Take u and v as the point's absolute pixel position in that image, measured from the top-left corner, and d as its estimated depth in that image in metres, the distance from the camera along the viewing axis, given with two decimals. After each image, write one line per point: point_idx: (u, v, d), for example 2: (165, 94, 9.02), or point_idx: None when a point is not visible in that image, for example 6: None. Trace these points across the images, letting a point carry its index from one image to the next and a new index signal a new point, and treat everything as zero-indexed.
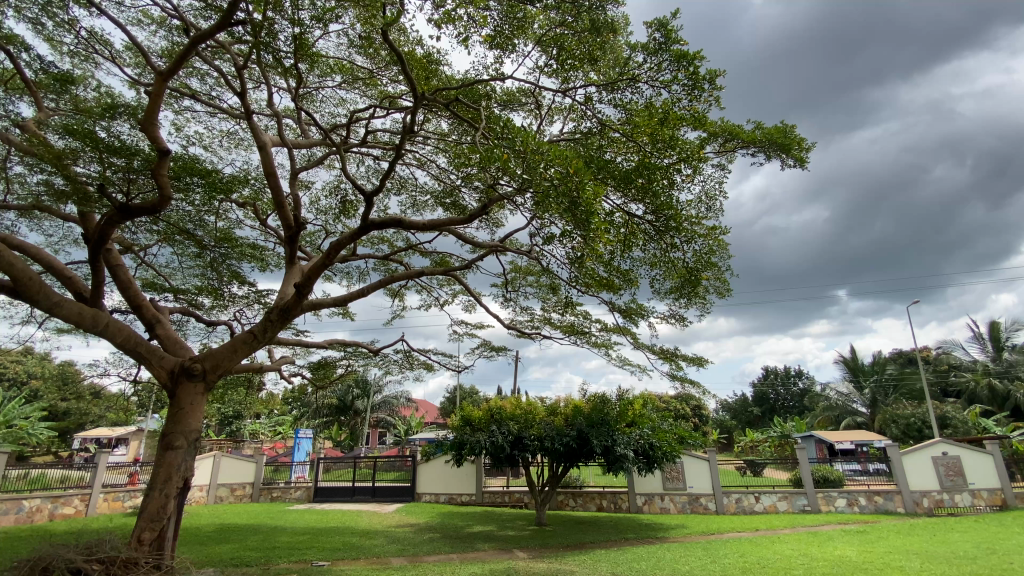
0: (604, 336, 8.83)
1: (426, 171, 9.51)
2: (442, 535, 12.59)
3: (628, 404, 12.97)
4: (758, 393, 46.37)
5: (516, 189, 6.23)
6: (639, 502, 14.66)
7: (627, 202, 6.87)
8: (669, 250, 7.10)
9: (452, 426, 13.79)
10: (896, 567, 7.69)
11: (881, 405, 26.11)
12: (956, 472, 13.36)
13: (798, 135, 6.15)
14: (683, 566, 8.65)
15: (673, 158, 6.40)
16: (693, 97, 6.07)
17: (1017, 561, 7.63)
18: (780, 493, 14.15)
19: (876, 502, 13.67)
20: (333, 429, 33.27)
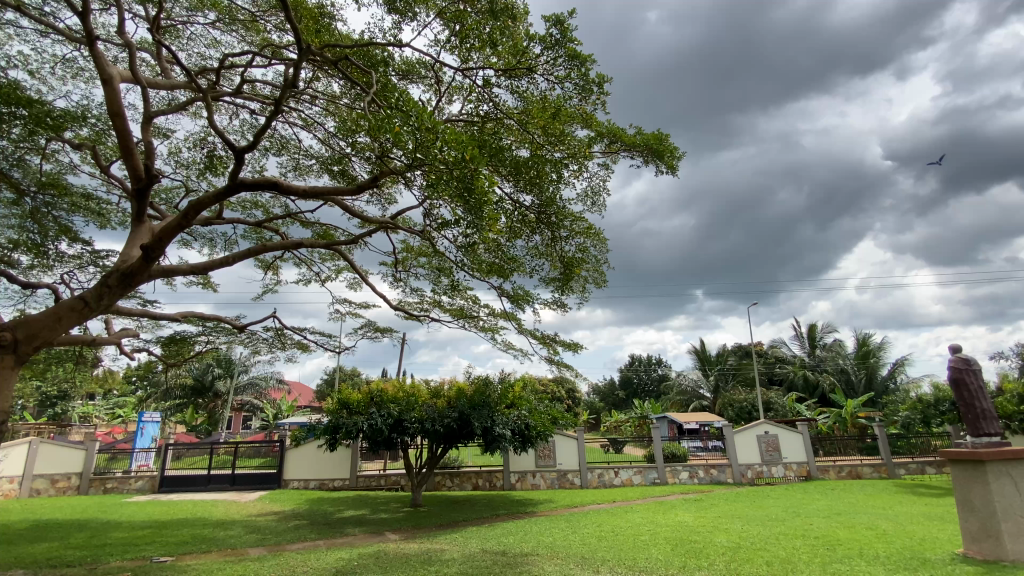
0: (491, 321, 8.91)
1: (312, 134, 8.78)
2: (309, 522, 11.97)
3: (509, 386, 13.36)
4: (625, 379, 50.77)
5: (407, 165, 5.97)
6: (512, 480, 15.26)
7: (517, 191, 6.97)
8: (555, 242, 7.36)
9: (327, 408, 13.06)
10: (723, 530, 8.90)
11: (722, 391, 30.09)
12: (774, 447, 15.85)
13: (671, 144, 6.71)
14: (548, 537, 9.16)
15: (562, 154, 6.60)
16: (583, 97, 6.31)
17: (814, 522, 9.23)
18: (636, 467, 15.68)
19: (712, 474, 15.74)
20: (188, 412, 29.96)
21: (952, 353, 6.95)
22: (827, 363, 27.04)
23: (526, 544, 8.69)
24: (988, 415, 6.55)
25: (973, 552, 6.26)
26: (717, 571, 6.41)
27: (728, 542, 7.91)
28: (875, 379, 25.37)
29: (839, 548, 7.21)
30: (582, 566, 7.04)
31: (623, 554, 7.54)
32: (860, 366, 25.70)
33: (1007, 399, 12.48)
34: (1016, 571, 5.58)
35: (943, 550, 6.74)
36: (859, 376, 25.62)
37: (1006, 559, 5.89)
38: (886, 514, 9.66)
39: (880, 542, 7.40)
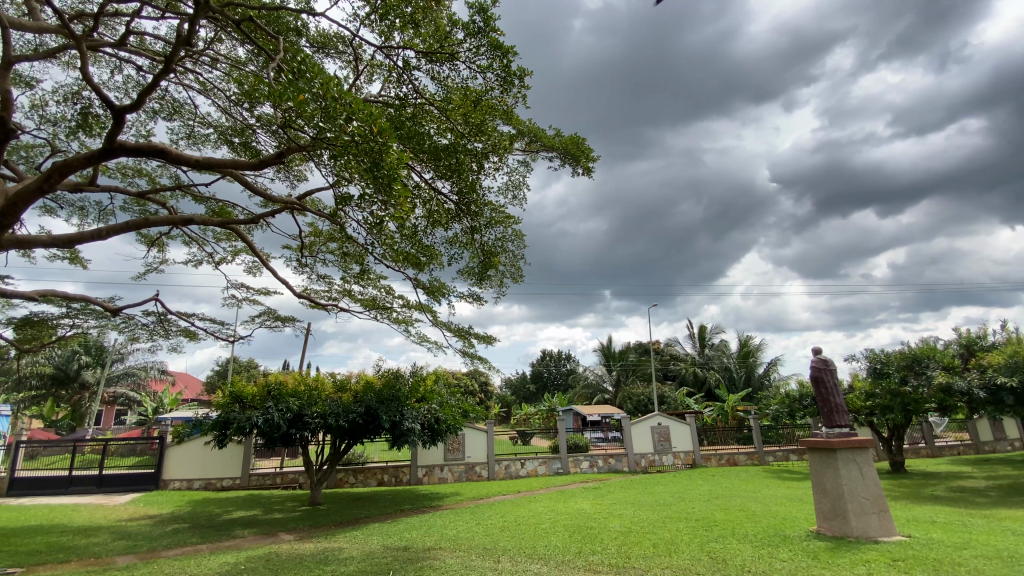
0: (405, 313, 8.71)
1: (210, 99, 7.99)
2: (192, 525, 10.96)
3: (420, 380, 13.13)
4: (535, 373, 52.20)
5: (313, 139, 5.64)
6: (419, 474, 15.02)
7: (435, 178, 6.86)
8: (473, 235, 7.35)
9: (215, 403, 12.02)
10: (617, 516, 9.45)
11: (624, 385, 31.96)
12: (665, 438, 17.11)
13: (587, 146, 6.95)
14: (452, 530, 9.16)
15: (483, 146, 6.58)
16: (504, 89, 6.34)
17: (696, 505, 10.11)
18: (540, 458, 16.17)
19: (610, 463, 16.65)
20: (45, 405, 26.17)
21: (814, 354, 7.90)
22: (714, 361, 29.69)
23: (429, 538, 8.61)
24: (840, 409, 7.54)
25: (825, 529, 7.17)
26: (609, 554, 6.78)
27: (621, 527, 8.41)
28: (752, 375, 28.37)
29: (715, 529, 7.95)
30: (483, 556, 7.11)
31: (524, 543, 7.74)
32: (741, 364, 28.73)
33: (855, 396, 14.45)
34: (856, 545, 6.47)
35: (800, 527, 7.67)
36: (740, 373, 28.47)
37: (850, 534, 6.81)
38: (756, 497, 10.82)
39: (750, 522, 8.26)
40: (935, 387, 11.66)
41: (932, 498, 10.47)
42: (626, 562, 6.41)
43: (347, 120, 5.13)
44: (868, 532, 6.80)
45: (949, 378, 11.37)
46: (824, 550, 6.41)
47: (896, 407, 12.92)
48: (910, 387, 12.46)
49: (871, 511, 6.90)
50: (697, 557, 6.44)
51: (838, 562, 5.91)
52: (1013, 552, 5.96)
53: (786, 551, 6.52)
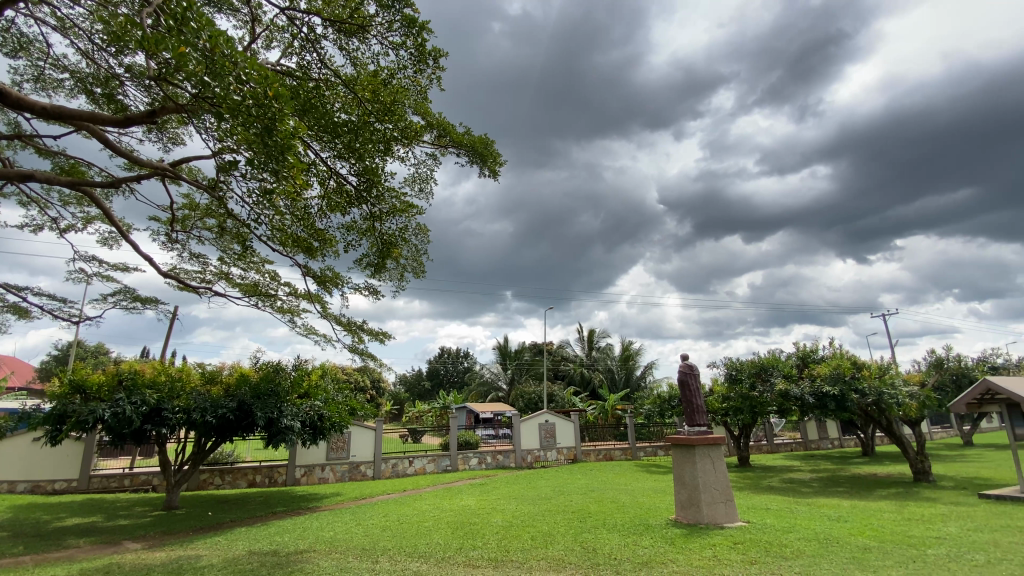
0: (291, 302, 8.15)
1: (68, 38, 6.84)
2: (9, 535, 9.24)
3: (304, 374, 12.36)
4: (431, 370, 51.68)
5: (195, 97, 5.07)
6: (297, 475, 14.10)
7: (334, 158, 6.53)
8: (373, 224, 7.12)
9: (48, 393, 10.27)
10: (500, 511, 9.68)
11: (517, 383, 32.87)
12: (550, 435, 17.87)
13: (495, 149, 7.07)
14: (328, 532, 8.74)
15: (389, 130, 6.39)
16: (417, 69, 6.23)
17: (574, 498, 10.71)
18: (429, 456, 16.05)
19: (498, 460, 17.00)
20: None
21: (682, 360, 8.78)
22: (599, 363, 31.62)
23: (302, 541, 8.14)
24: (700, 409, 8.47)
25: (681, 517, 8.00)
26: (488, 549, 6.92)
27: (503, 521, 8.63)
28: (631, 377, 30.70)
29: (589, 520, 8.48)
30: (360, 557, 6.89)
31: (404, 542, 7.63)
32: (622, 366, 30.95)
33: (714, 398, 16.27)
34: (706, 531, 7.30)
35: (661, 516, 8.48)
36: (621, 374, 30.66)
37: (701, 521, 7.67)
38: (627, 489, 11.74)
39: (620, 513, 8.95)
40: (777, 392, 13.54)
41: (768, 488, 12.14)
42: (504, 555, 6.60)
43: (235, 78, 4.67)
44: (717, 519, 7.69)
45: (787, 385, 13.26)
46: (679, 536, 7.15)
47: (745, 409, 14.80)
48: (757, 391, 14.34)
49: (720, 500, 7.82)
50: (570, 548, 6.83)
51: (690, 547, 6.63)
52: (825, 534, 7.13)
53: (648, 538, 7.17)
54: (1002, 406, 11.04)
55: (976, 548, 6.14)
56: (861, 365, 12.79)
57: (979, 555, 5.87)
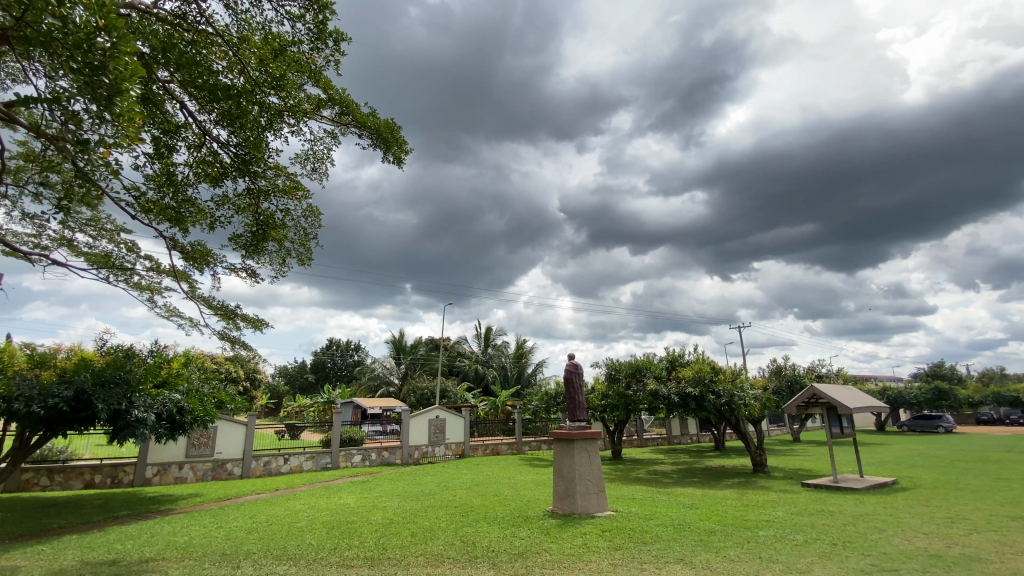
0: (150, 279, 7.20)
1: None
2: None
3: (162, 361, 11.05)
4: (317, 362, 48.68)
5: (28, 26, 4.28)
6: (148, 474, 12.47)
7: (214, 124, 5.92)
8: (253, 200, 6.58)
9: None
10: (380, 508, 9.40)
11: (409, 378, 32.23)
12: (440, 430, 17.77)
13: (400, 136, 6.90)
14: (180, 537, 7.84)
15: (279, 104, 5.93)
16: (315, 46, 5.86)
17: (457, 493, 10.78)
18: (307, 453, 15.12)
19: (383, 456, 16.53)
20: None
21: (568, 358, 9.25)
22: (493, 360, 32.12)
23: (149, 547, 7.22)
24: (581, 406, 9.00)
25: (558, 508, 8.42)
26: (365, 548, 6.72)
27: (382, 519, 8.41)
28: (523, 374, 31.60)
29: (470, 514, 8.59)
30: (219, 563, 6.31)
31: (271, 544, 7.11)
32: (515, 363, 31.73)
33: (595, 396, 17.34)
34: (578, 520, 7.77)
35: (539, 508, 8.87)
36: (513, 371, 31.44)
37: (575, 511, 8.16)
38: (510, 483, 12.10)
39: (501, 506, 9.19)
40: (648, 391, 14.85)
41: (636, 480, 13.25)
42: (382, 553, 6.45)
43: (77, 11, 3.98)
44: (589, 508, 8.22)
45: (658, 385, 14.57)
46: (555, 526, 7.55)
47: (621, 406, 16.02)
48: (631, 390, 15.59)
49: (593, 491, 8.37)
50: (450, 542, 6.85)
51: (563, 536, 7.02)
52: (680, 520, 7.98)
53: (525, 530, 7.45)
54: (822, 408, 13.16)
55: (796, 530, 7.28)
56: (719, 369, 14.48)
57: (798, 535, 6.98)
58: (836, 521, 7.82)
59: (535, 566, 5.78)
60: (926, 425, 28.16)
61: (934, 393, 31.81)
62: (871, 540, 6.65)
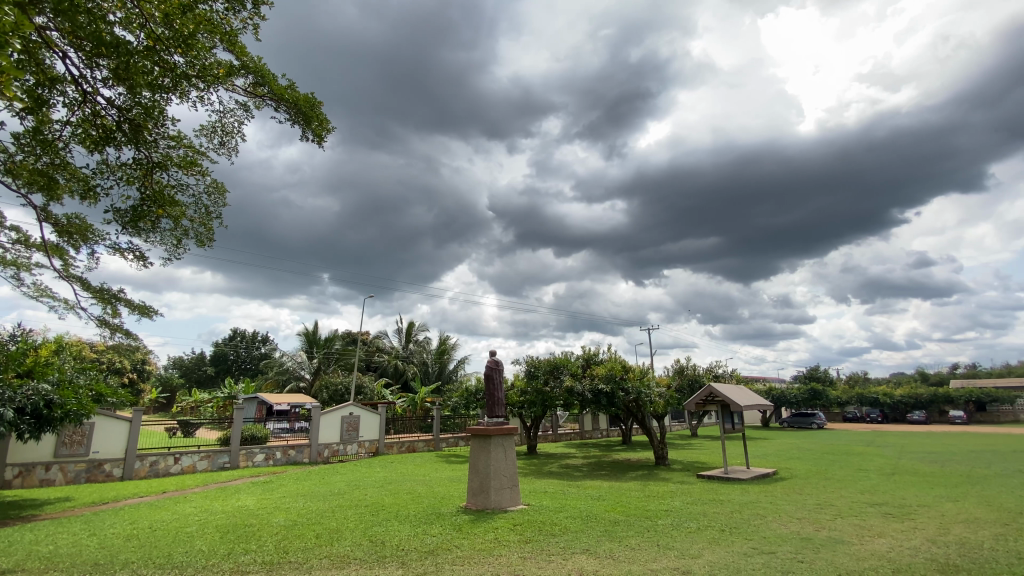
0: (15, 253, 6.29)
1: None
2: None
3: (30, 349, 9.79)
4: (217, 354, 44.92)
5: None
6: (4, 477, 10.84)
7: (103, 81, 5.27)
8: (144, 171, 5.95)
9: None
10: (283, 510, 8.89)
11: (322, 373, 30.73)
12: (353, 427, 17.12)
13: (321, 112, 6.56)
14: (42, 547, 6.89)
15: (185, 67, 5.40)
16: (229, 7, 5.39)
17: (368, 492, 10.46)
18: (202, 452, 13.91)
19: (289, 455, 15.60)
20: None
21: (490, 355, 9.31)
22: (414, 356, 31.50)
23: (1, 559, 6.27)
24: (500, 402, 9.10)
25: (471, 504, 8.45)
26: (263, 552, 6.31)
27: (284, 521, 7.96)
28: (444, 370, 31.30)
29: (381, 513, 8.37)
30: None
31: (153, 552, 6.45)
32: (435, 360, 31.33)
33: (514, 392, 17.60)
34: (491, 515, 7.86)
35: (452, 504, 8.85)
36: (434, 367, 31.05)
37: (489, 506, 8.23)
38: (423, 480, 11.95)
39: (413, 504, 9.04)
40: (564, 388, 15.34)
41: (549, 474, 13.64)
42: (282, 557, 6.10)
43: None
44: (502, 503, 8.33)
45: (573, 382, 15.15)
46: (467, 522, 7.57)
47: (538, 402, 16.36)
48: (549, 387, 16.01)
49: (506, 486, 8.50)
50: (358, 543, 6.64)
51: (475, 531, 7.07)
52: (588, 512, 8.33)
53: (437, 527, 7.41)
54: (717, 406, 14.36)
55: (690, 518, 7.89)
56: (629, 368, 15.31)
57: (692, 523, 7.57)
58: (725, 509, 8.58)
59: (446, 563, 5.75)
60: (803, 422, 31.67)
61: (811, 393, 35.88)
62: (753, 526, 7.37)
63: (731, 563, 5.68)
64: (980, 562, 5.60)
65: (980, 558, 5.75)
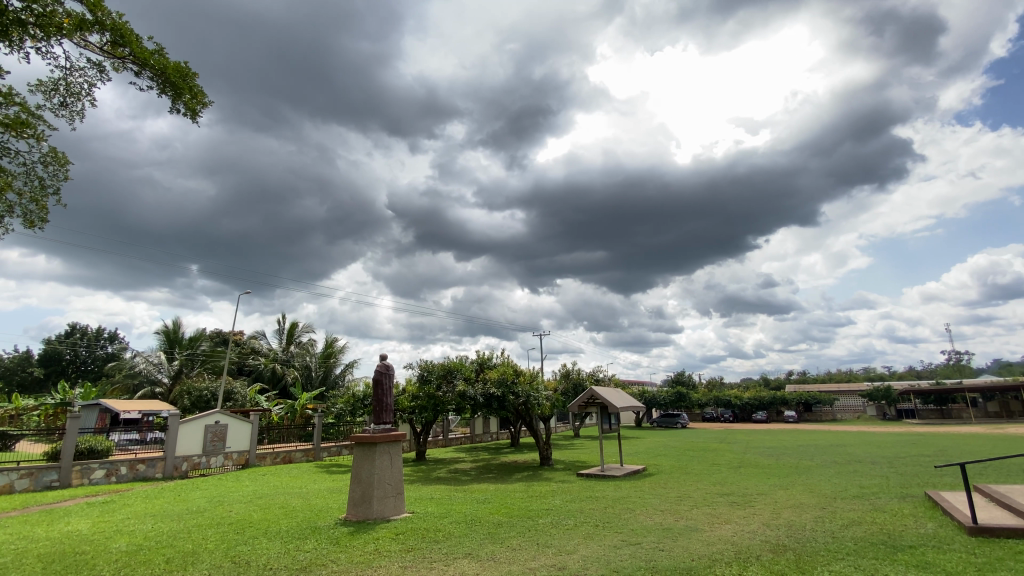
0: None
1: None
2: None
3: None
4: (48, 353, 37.97)
5: None
6: None
7: None
8: None
9: None
10: (127, 533, 7.74)
11: (184, 377, 27.38)
12: (219, 438, 15.45)
13: (193, 83, 5.97)
14: None
15: (20, 12, 4.60)
16: None
17: (233, 508, 9.51)
18: (23, 470, 11.71)
19: (137, 470, 13.66)
20: None
21: (380, 359, 9.01)
22: (296, 359, 29.38)
23: None
24: (387, 408, 8.84)
25: (351, 516, 8.08)
26: None
27: (127, 546, 6.93)
28: (329, 375, 29.56)
29: (247, 531, 7.65)
30: None
31: None
32: (320, 364, 29.44)
33: (404, 397, 17.20)
34: (372, 526, 7.57)
35: (330, 517, 8.37)
36: (318, 372, 29.19)
37: (370, 516, 7.94)
38: (298, 493, 11.16)
39: (286, 518, 8.41)
40: (456, 392, 15.28)
41: (436, 479, 13.50)
42: None
43: None
44: (385, 512, 8.09)
45: (466, 386, 15.09)
46: (345, 534, 7.23)
47: (429, 407, 16.12)
48: (440, 392, 15.83)
49: (391, 495, 8.25)
50: (217, 565, 6.04)
51: (353, 544, 6.75)
52: (472, 515, 8.39)
53: (312, 542, 6.97)
54: (597, 408, 15.33)
55: (568, 515, 8.32)
56: (519, 372, 15.78)
57: (571, 520, 8.00)
58: (600, 505, 9.17)
59: None
60: (670, 422, 35.00)
61: (677, 395, 39.82)
62: (624, 519, 7.97)
63: (602, 557, 6.09)
64: (801, 541, 6.62)
65: (802, 537, 6.80)
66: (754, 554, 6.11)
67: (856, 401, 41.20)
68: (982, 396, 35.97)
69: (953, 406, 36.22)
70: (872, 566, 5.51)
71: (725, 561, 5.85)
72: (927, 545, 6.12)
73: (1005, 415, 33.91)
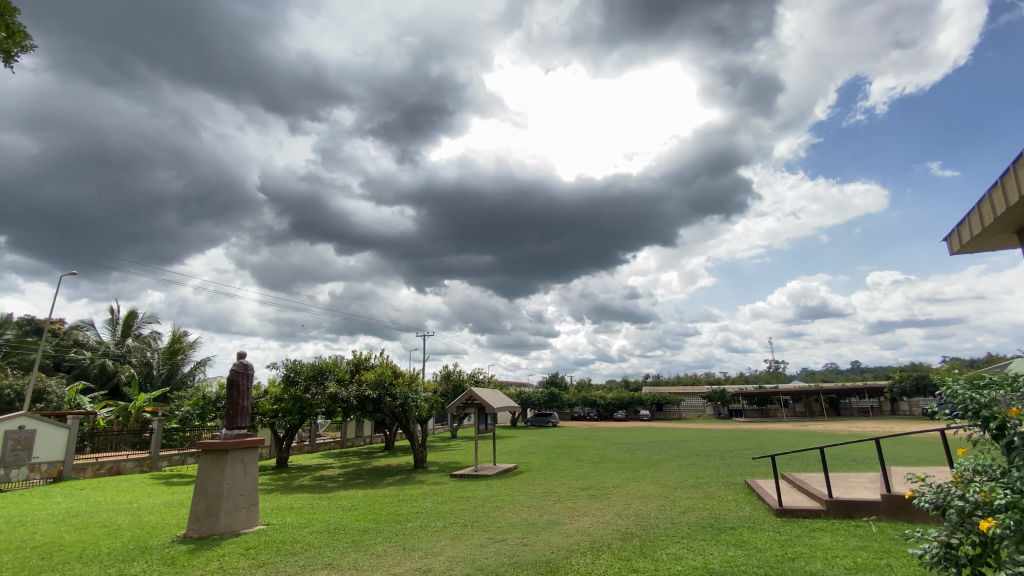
0: None
1: None
2: None
3: None
4: None
5: None
6: None
7: None
8: None
9: None
10: None
11: None
12: (23, 447, 12.82)
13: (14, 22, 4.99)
14: None
15: None
16: None
17: (36, 529, 7.95)
18: None
19: None
20: None
21: (237, 357, 8.20)
22: (133, 355, 25.45)
23: None
24: (243, 411, 8.06)
25: (192, 532, 7.23)
26: None
27: None
28: (175, 374, 26.01)
29: (55, 555, 6.45)
30: None
31: None
32: (164, 361, 25.78)
33: (267, 399, 15.81)
34: (217, 542, 6.85)
35: (165, 535, 7.40)
36: (160, 371, 25.56)
37: (215, 531, 7.16)
38: (127, 508, 9.67)
39: (108, 539, 7.24)
40: (326, 395, 14.42)
41: (297, 488, 12.59)
42: None
43: None
44: (233, 526, 7.35)
45: (338, 388, 14.32)
46: (183, 553, 6.43)
47: (294, 410, 15.01)
48: (309, 394, 14.81)
49: (242, 506, 7.54)
50: None
51: (193, 563, 6.03)
52: (335, 524, 7.98)
53: (141, 563, 6.10)
54: (475, 409, 15.58)
55: (437, 517, 8.34)
56: (397, 373, 15.42)
57: (439, 522, 8.01)
58: (470, 505, 9.32)
59: None
60: (542, 422, 36.77)
61: (549, 396, 42.01)
62: (491, 518, 8.19)
63: (467, 556, 6.20)
64: (645, 528, 7.42)
65: (647, 525, 7.61)
66: (606, 542, 6.70)
67: (697, 403, 47.17)
68: (791, 398, 43.38)
69: (771, 406, 43.11)
70: (699, 547, 6.36)
71: (580, 551, 6.32)
72: (743, 526, 7.23)
73: (807, 414, 41.32)
